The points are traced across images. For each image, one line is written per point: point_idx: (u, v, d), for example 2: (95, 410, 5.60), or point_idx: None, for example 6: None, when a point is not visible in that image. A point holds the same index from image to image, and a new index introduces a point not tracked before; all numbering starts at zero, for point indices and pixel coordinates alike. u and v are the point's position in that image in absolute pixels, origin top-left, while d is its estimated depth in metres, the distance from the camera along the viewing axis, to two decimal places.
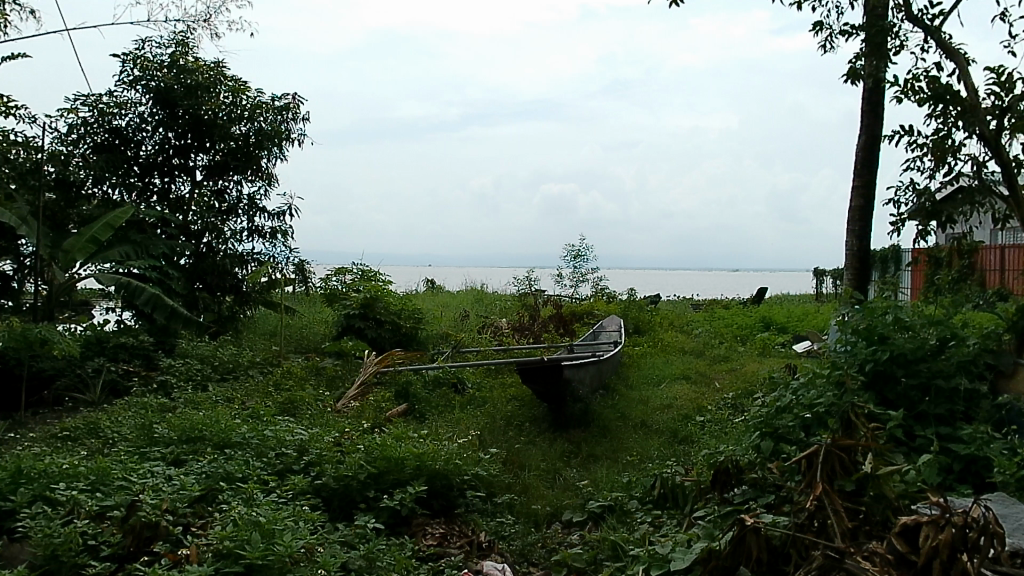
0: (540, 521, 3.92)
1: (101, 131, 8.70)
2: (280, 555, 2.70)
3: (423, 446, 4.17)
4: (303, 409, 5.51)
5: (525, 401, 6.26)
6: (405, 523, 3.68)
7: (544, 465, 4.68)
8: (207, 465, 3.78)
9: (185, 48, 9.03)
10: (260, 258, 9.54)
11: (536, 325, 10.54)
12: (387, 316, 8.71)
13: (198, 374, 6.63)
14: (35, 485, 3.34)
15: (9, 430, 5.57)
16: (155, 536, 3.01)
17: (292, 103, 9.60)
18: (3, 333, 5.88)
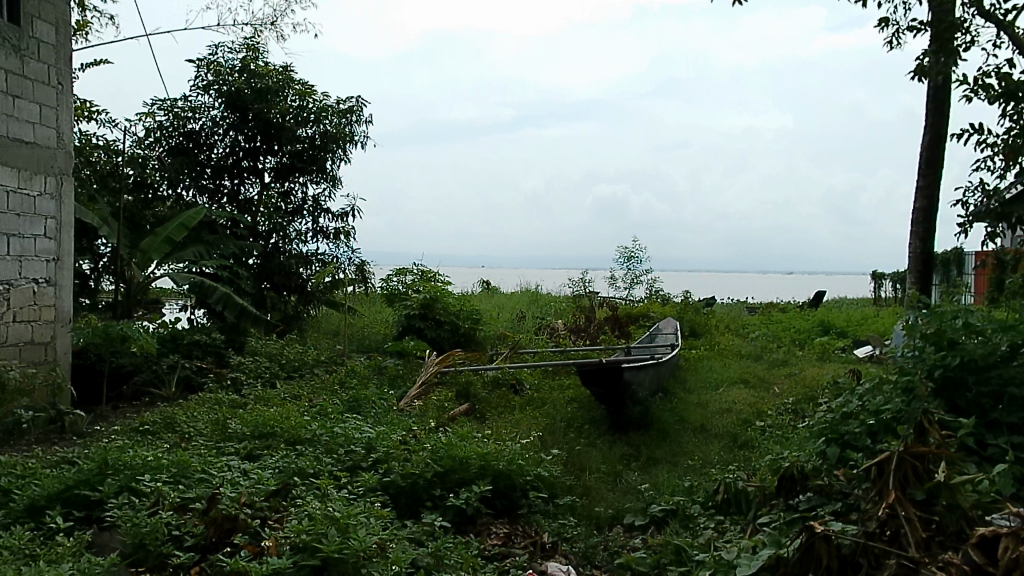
0: (601, 524, 3.89)
1: (175, 135, 9.02)
2: (354, 549, 2.73)
3: (487, 446, 4.19)
4: (367, 407, 5.58)
5: (584, 403, 6.24)
6: (471, 522, 3.69)
7: (605, 468, 4.65)
8: (280, 461, 3.87)
9: (255, 53, 9.26)
10: (324, 258, 9.71)
11: (592, 328, 10.51)
12: (446, 317, 8.75)
13: (266, 372, 6.76)
14: (121, 476, 3.45)
15: (93, 423, 5.79)
16: (235, 528, 3.07)
17: (356, 105, 9.72)
18: (87, 328, 6.07)
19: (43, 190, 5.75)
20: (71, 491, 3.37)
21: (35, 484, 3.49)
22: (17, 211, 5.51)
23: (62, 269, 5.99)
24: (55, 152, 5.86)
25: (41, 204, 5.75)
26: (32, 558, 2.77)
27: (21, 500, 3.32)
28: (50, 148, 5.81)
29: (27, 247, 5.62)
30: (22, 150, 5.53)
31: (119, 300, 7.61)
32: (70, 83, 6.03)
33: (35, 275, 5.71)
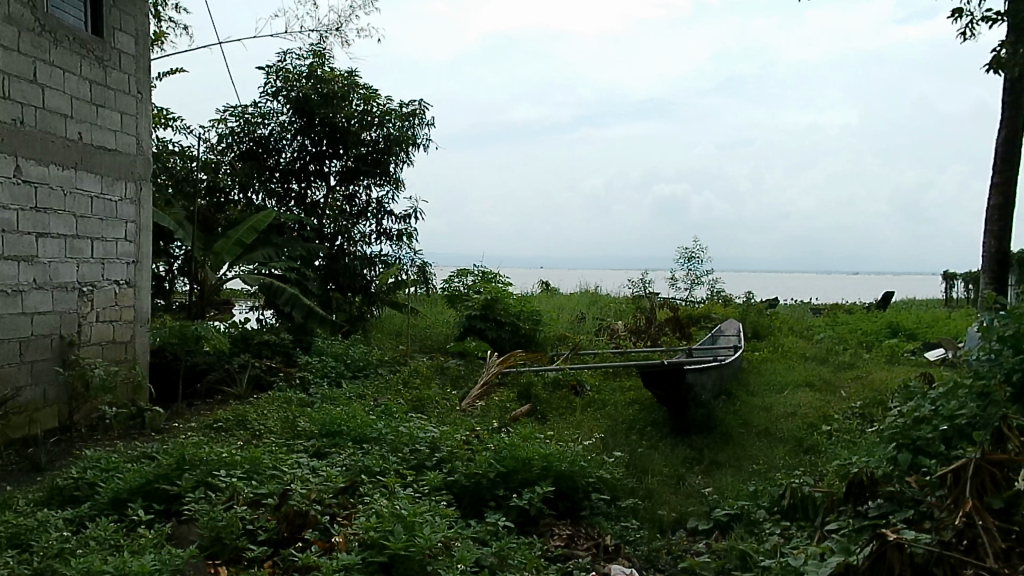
0: (665, 527, 3.85)
1: (246, 141, 9.33)
2: (421, 547, 2.77)
3: (549, 447, 4.19)
4: (430, 407, 5.65)
5: (646, 405, 6.18)
6: (533, 523, 3.69)
7: (667, 471, 4.60)
8: (347, 458, 3.95)
9: (322, 59, 9.45)
10: (387, 261, 9.84)
11: (653, 329, 10.42)
12: (507, 318, 8.78)
13: (332, 371, 6.90)
14: (198, 471, 3.57)
15: (169, 420, 6.01)
16: (306, 524, 3.15)
17: (418, 109, 9.83)
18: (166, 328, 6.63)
19: (124, 195, 5.97)
20: (150, 485, 3.50)
21: (118, 477, 3.63)
22: (101, 216, 5.73)
23: (141, 271, 6.22)
24: (135, 159, 6.09)
25: (122, 209, 5.98)
26: (115, 548, 2.89)
27: (105, 492, 3.47)
28: (130, 155, 6.03)
29: (109, 250, 5.85)
30: (106, 157, 5.75)
31: (194, 300, 7.97)
32: (148, 92, 6.25)
33: (116, 277, 5.94)
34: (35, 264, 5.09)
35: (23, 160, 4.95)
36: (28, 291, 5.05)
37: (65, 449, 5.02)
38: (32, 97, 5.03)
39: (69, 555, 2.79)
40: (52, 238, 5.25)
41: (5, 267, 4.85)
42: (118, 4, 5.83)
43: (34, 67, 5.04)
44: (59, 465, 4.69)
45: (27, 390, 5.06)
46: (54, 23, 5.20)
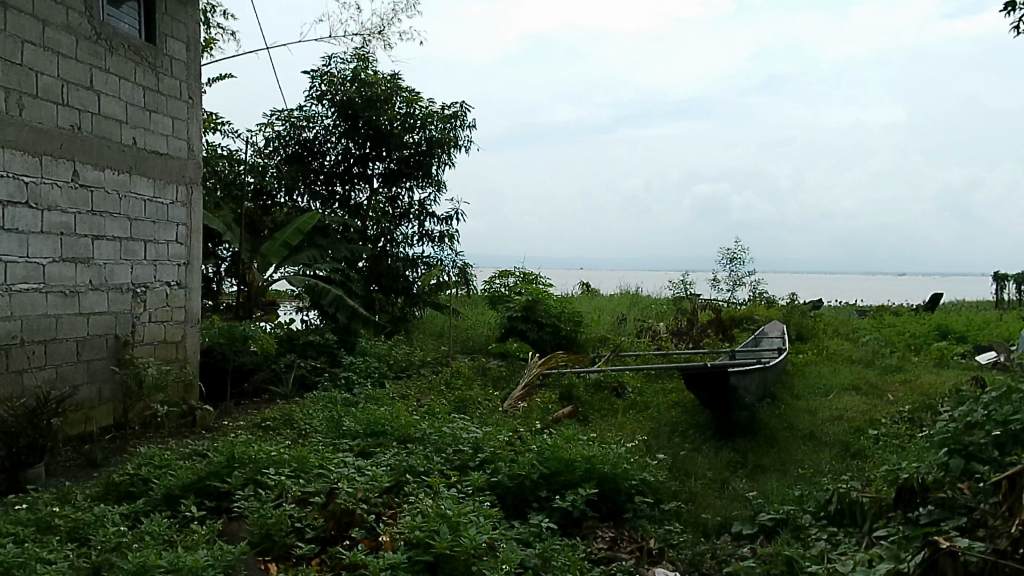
0: (709, 531, 3.81)
1: (292, 144, 9.47)
2: (466, 547, 2.78)
3: (592, 449, 4.18)
4: (473, 408, 5.67)
5: (689, 407, 6.13)
6: (577, 525, 3.68)
7: (711, 474, 4.55)
8: (392, 458, 3.99)
9: (366, 63, 9.55)
10: (429, 262, 9.91)
11: (695, 330, 10.33)
12: (548, 319, 8.77)
13: (375, 371, 6.97)
14: (247, 469, 3.64)
15: (219, 418, 6.12)
16: (353, 522, 3.19)
17: (460, 111, 9.86)
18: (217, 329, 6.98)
19: (175, 199, 6.11)
20: (202, 482, 3.57)
21: (170, 474, 3.72)
22: (154, 219, 5.87)
23: (191, 272, 6.35)
24: (186, 163, 6.22)
25: (173, 212, 6.11)
26: (168, 543, 2.95)
27: (159, 489, 3.55)
28: (182, 159, 6.16)
29: (161, 252, 5.98)
30: (158, 161, 5.89)
31: (242, 301, 8.12)
32: (199, 97, 6.38)
33: (168, 278, 6.07)
34: (91, 266, 5.23)
35: (80, 165, 5.09)
36: (84, 292, 5.18)
37: (119, 446, 5.15)
38: (89, 103, 5.17)
39: (126, 549, 2.86)
40: (107, 240, 5.38)
41: (63, 268, 4.98)
42: (170, 12, 5.96)
43: (91, 74, 5.18)
44: (113, 461, 4.82)
45: (83, 388, 5.21)
46: (109, 31, 5.34)
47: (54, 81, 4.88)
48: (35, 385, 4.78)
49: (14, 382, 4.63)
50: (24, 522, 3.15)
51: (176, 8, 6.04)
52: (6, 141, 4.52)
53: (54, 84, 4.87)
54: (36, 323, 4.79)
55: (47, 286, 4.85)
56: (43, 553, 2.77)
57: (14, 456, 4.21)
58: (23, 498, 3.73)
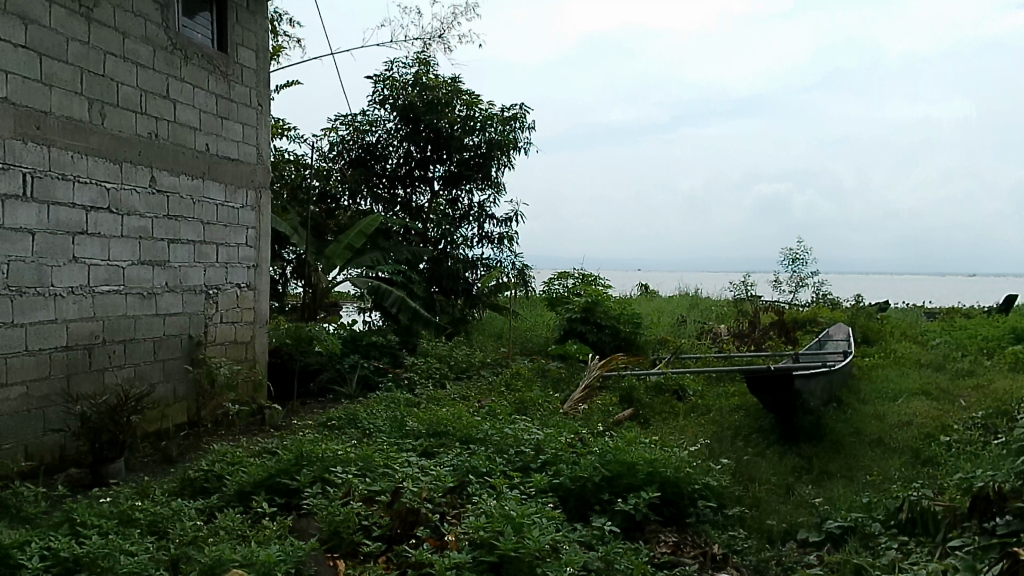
0: (774, 538, 3.73)
1: (355, 148, 9.62)
2: (530, 549, 2.78)
3: (654, 452, 4.14)
4: (533, 409, 5.68)
5: (752, 411, 6.02)
6: (639, 529, 3.65)
7: (776, 480, 4.47)
8: (455, 459, 4.02)
9: (427, 67, 9.67)
10: (489, 264, 9.96)
11: (757, 333, 10.14)
12: (607, 321, 8.70)
13: (436, 372, 7.04)
14: (316, 467, 3.71)
15: (286, 417, 6.27)
16: (418, 521, 3.23)
17: (519, 113, 9.90)
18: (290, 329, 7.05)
19: (245, 203, 6.27)
20: (272, 479, 3.67)
21: (243, 471, 3.83)
22: (225, 222, 6.04)
23: (260, 274, 6.52)
24: (255, 168, 6.38)
25: (243, 215, 6.27)
26: (241, 538, 3.04)
27: (232, 485, 3.66)
28: (251, 164, 6.33)
29: (232, 255, 6.16)
30: (230, 166, 6.06)
31: (307, 302, 8.35)
32: (267, 103, 6.54)
33: (238, 280, 6.24)
34: (167, 268, 5.41)
35: (157, 171, 5.26)
36: (161, 293, 5.36)
37: (193, 443, 5.31)
38: (165, 111, 5.34)
39: (202, 542, 2.96)
40: (182, 243, 5.56)
41: (141, 271, 5.16)
42: (240, 21, 6.13)
43: (167, 83, 5.36)
44: (188, 458, 4.99)
45: (160, 387, 5.38)
46: (184, 41, 5.51)
47: (134, 90, 5.06)
48: (115, 383, 4.95)
49: (96, 379, 4.82)
50: (107, 514, 3.27)
51: (245, 17, 6.21)
52: (90, 149, 4.70)
53: (133, 93, 5.05)
54: (117, 324, 4.96)
55: (126, 287, 5.03)
56: (125, 544, 2.88)
57: (96, 451, 4.39)
58: (105, 492, 3.88)
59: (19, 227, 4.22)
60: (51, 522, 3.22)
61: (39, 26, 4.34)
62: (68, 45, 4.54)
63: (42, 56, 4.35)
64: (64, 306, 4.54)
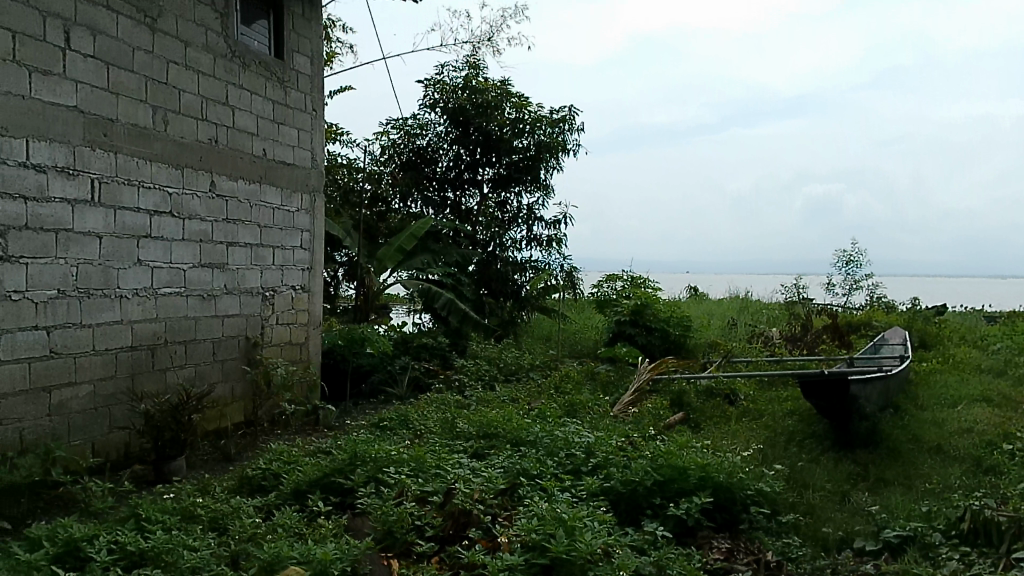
0: (829, 546, 3.66)
1: (406, 151, 9.73)
2: (582, 552, 2.77)
3: (706, 457, 4.08)
4: (583, 412, 5.66)
5: (807, 416, 5.91)
6: (691, 535, 3.61)
7: (831, 487, 4.38)
8: (506, 461, 4.03)
9: (477, 70, 9.74)
10: (537, 266, 9.95)
11: (809, 337, 9.95)
12: (656, 324, 8.62)
13: (486, 374, 7.07)
14: (369, 467, 3.76)
15: (339, 418, 6.36)
16: (470, 522, 3.26)
17: (569, 114, 9.89)
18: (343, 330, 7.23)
19: (300, 207, 6.39)
20: (327, 479, 3.73)
21: (299, 470, 3.89)
22: (281, 226, 6.16)
23: (314, 277, 6.63)
24: (310, 172, 6.49)
25: (298, 219, 6.39)
26: (298, 536, 3.09)
27: (288, 483, 3.73)
28: (307, 169, 6.44)
29: (288, 258, 6.27)
30: (286, 171, 6.17)
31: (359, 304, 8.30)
32: (322, 109, 6.65)
33: (293, 283, 6.36)
34: (225, 271, 5.53)
35: (217, 176, 5.39)
36: (220, 295, 5.49)
37: (251, 442, 5.43)
38: (224, 117, 5.47)
39: (260, 540, 3.03)
40: (240, 246, 5.68)
41: (202, 273, 5.29)
42: (296, 28, 6.25)
43: (226, 90, 5.49)
44: (246, 456, 5.10)
45: (219, 386, 5.51)
46: (242, 48, 5.64)
47: (195, 97, 5.19)
48: (177, 382, 5.08)
49: (159, 379, 4.95)
50: (171, 510, 3.36)
51: (301, 24, 6.34)
52: (154, 155, 4.83)
53: (195, 100, 5.18)
54: (178, 325, 5.10)
55: (187, 289, 5.16)
56: (189, 539, 2.95)
57: (159, 449, 4.51)
58: (168, 488, 3.99)
59: (88, 231, 4.36)
60: (117, 516, 3.32)
61: (106, 36, 4.47)
62: (133, 55, 4.67)
63: (109, 66, 4.49)
64: (129, 307, 4.68)
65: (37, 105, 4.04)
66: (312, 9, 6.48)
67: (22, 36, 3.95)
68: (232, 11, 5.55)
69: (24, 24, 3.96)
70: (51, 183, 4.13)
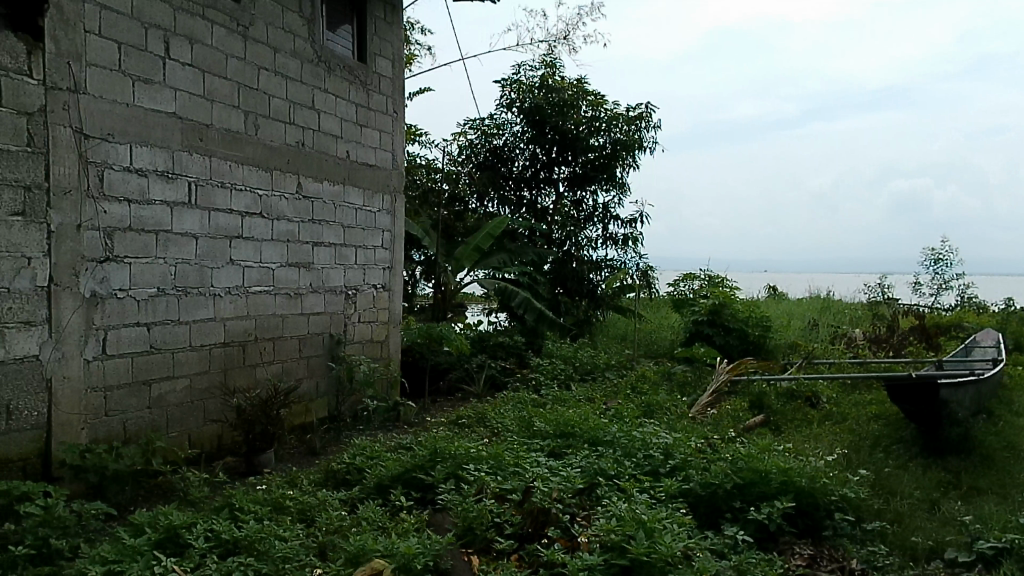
0: (918, 556, 3.52)
1: (483, 151, 9.85)
2: (662, 554, 2.75)
3: (789, 461, 3.98)
4: (660, 412, 5.60)
5: (894, 420, 5.70)
6: (773, 540, 3.53)
7: (920, 495, 4.21)
8: (584, 460, 4.03)
9: (553, 69, 9.75)
10: (613, 265, 9.88)
11: (895, 338, 9.59)
12: (735, 324, 8.44)
13: (561, 373, 7.07)
14: (449, 463, 3.80)
15: (419, 414, 6.47)
16: (548, 521, 3.24)
17: (645, 112, 9.77)
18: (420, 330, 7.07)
19: (381, 207, 6.51)
20: (409, 474, 3.79)
21: (381, 465, 3.97)
22: (363, 226, 6.29)
23: (394, 276, 6.75)
24: (391, 173, 6.61)
25: (380, 219, 6.52)
26: (381, 529, 3.16)
27: (371, 478, 3.81)
28: (387, 170, 6.56)
29: (369, 257, 6.41)
30: (368, 172, 6.31)
31: (436, 300, 8.50)
32: (402, 111, 6.77)
33: (375, 282, 6.49)
34: (311, 270, 5.69)
35: (303, 178, 5.55)
36: (306, 294, 5.65)
37: (335, 436, 5.57)
38: (311, 121, 5.62)
39: (346, 532, 3.11)
40: (325, 246, 5.83)
41: (289, 273, 5.45)
42: (378, 32, 6.38)
43: (312, 94, 5.64)
44: (330, 450, 5.25)
45: (304, 382, 5.67)
46: (328, 53, 5.78)
47: (283, 102, 5.35)
48: (266, 378, 5.25)
49: (250, 374, 5.12)
50: (262, 501, 3.47)
51: (383, 28, 6.45)
52: (245, 158, 5.00)
53: (283, 105, 5.34)
54: (267, 322, 5.27)
55: (275, 288, 5.33)
56: (279, 530, 3.05)
57: (250, 441, 4.68)
58: (259, 480, 4.13)
59: (185, 232, 4.55)
60: (213, 505, 3.46)
61: (202, 45, 4.65)
62: (227, 62, 4.85)
63: (205, 73, 4.67)
64: (223, 305, 4.86)
65: (139, 112, 4.23)
66: (393, 14, 6.60)
67: (126, 46, 4.14)
68: (319, 17, 5.69)
69: (128, 35, 4.16)
70: (152, 186, 4.32)
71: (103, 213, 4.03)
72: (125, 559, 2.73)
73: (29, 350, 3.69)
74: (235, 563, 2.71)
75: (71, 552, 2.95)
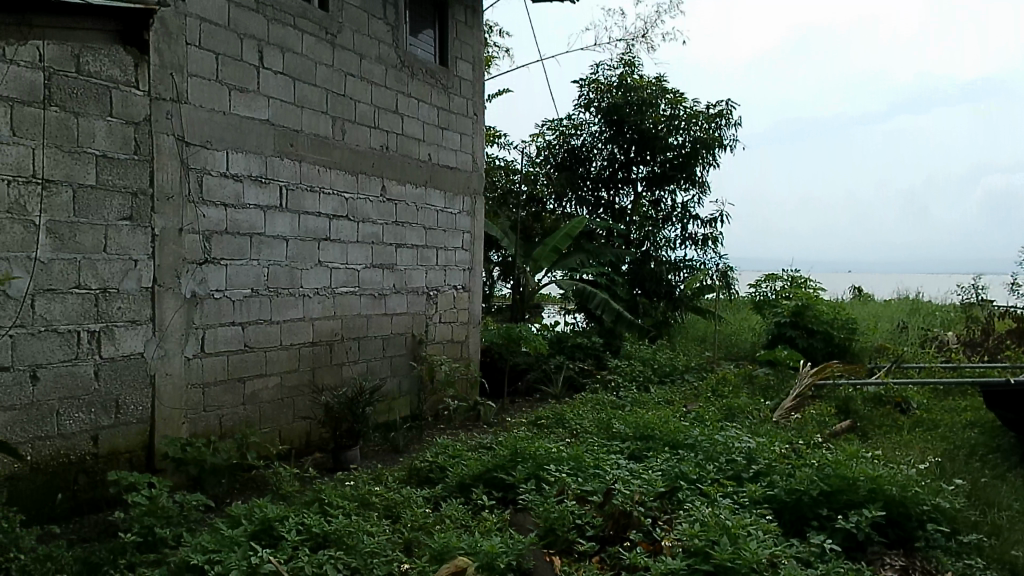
0: (1018, 570, 3.35)
1: (561, 152, 9.87)
2: (747, 560, 2.71)
3: (880, 469, 3.84)
4: (742, 416, 5.49)
5: (991, 427, 5.44)
6: (862, 549, 3.41)
7: (1020, 507, 4.01)
8: (665, 464, 3.98)
9: (631, 68, 9.67)
10: (692, 266, 9.72)
11: (991, 341, 9.13)
12: (819, 325, 8.21)
13: (640, 375, 7.01)
14: (530, 464, 3.82)
15: (498, 414, 6.51)
16: (630, 524, 3.23)
17: (725, 109, 9.60)
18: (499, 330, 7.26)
19: (462, 209, 6.59)
20: (490, 474, 3.83)
21: (462, 464, 4.01)
22: (444, 227, 6.37)
23: (474, 276, 6.82)
24: (471, 175, 6.68)
25: (460, 220, 6.59)
26: (463, 527, 3.20)
27: (453, 477, 3.86)
28: (468, 172, 6.63)
29: (450, 258, 6.49)
30: (449, 175, 6.39)
31: (513, 301, 8.61)
32: (482, 113, 6.83)
33: (455, 282, 6.57)
34: (394, 271, 5.80)
35: (387, 181, 5.66)
36: (389, 295, 5.76)
37: (418, 434, 5.67)
38: (394, 125, 5.73)
39: (430, 529, 3.17)
40: (408, 248, 5.94)
41: (374, 274, 5.57)
42: (459, 36, 6.46)
43: (396, 98, 5.75)
44: (413, 449, 5.33)
45: (388, 381, 5.78)
46: (411, 58, 5.88)
47: (368, 108, 5.47)
48: (352, 376, 5.38)
49: (336, 372, 5.26)
50: (349, 496, 3.55)
51: (464, 32, 6.53)
52: (333, 163, 5.14)
53: (368, 110, 5.46)
54: (353, 322, 5.40)
55: (360, 289, 5.45)
56: (367, 525, 3.12)
57: (337, 438, 4.80)
58: (345, 476, 4.23)
59: (276, 235, 4.70)
60: (303, 499, 3.57)
61: (294, 53, 4.80)
62: (316, 69, 4.99)
63: (296, 81, 4.82)
64: (311, 305, 5.00)
65: (235, 119, 4.39)
66: (473, 17, 6.66)
67: (223, 57, 4.31)
68: (402, 23, 5.79)
69: (225, 46, 4.32)
70: (247, 191, 4.48)
71: (202, 217, 4.20)
72: (224, 549, 2.84)
73: (135, 348, 3.87)
74: (326, 556, 2.79)
75: (173, 540, 3.10)
